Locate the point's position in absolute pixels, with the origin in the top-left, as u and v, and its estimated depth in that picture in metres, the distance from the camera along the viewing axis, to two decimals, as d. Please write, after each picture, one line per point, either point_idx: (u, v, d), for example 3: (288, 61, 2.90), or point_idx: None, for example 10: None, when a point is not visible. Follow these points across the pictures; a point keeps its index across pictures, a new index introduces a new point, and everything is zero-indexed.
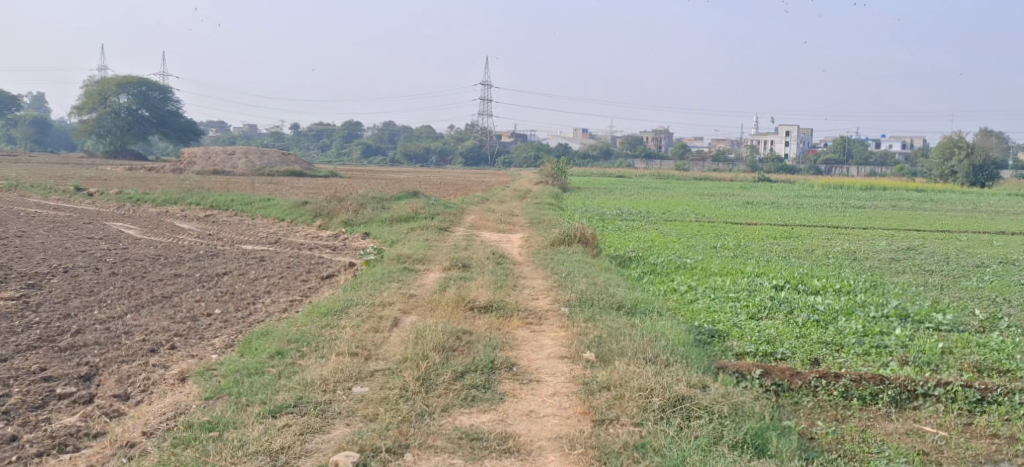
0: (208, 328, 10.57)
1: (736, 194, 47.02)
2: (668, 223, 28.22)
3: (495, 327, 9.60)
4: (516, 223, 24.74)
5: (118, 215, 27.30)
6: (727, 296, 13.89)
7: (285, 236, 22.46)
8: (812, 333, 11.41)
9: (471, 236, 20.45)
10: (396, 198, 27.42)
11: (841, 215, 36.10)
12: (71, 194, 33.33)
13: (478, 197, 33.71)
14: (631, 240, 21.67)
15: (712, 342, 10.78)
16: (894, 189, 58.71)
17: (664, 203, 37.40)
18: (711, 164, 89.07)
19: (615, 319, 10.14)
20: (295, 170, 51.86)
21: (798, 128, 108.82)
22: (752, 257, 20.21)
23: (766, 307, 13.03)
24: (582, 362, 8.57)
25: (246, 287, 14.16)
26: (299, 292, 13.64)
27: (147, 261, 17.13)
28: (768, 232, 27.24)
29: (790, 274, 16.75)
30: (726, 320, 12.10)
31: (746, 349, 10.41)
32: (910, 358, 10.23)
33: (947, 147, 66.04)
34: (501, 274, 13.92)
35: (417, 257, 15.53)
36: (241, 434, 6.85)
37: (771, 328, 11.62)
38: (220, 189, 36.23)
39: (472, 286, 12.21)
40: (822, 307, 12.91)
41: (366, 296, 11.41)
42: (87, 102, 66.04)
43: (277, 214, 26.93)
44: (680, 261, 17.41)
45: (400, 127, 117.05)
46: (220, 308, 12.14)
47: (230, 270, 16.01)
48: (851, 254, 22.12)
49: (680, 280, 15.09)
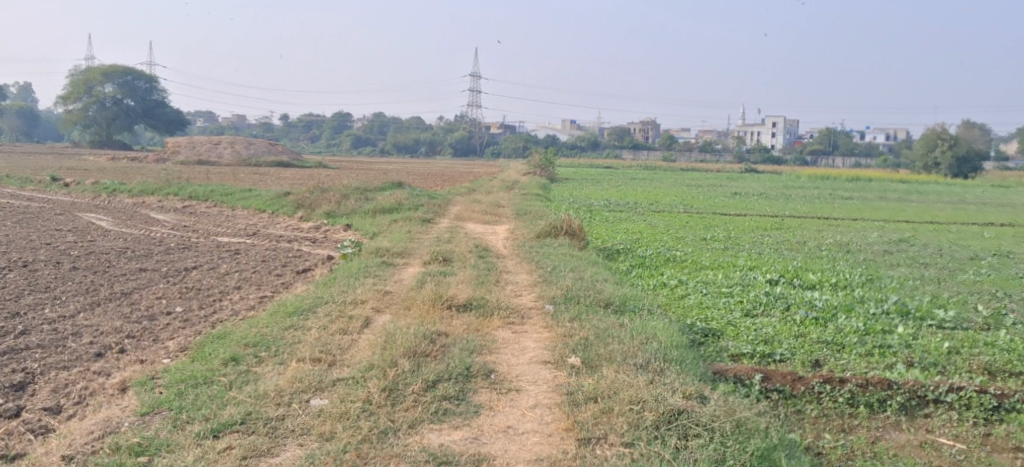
0: (165, 328, 9.87)
1: (724, 185, 46.31)
2: (656, 214, 27.57)
3: (474, 328, 8.88)
4: (501, 214, 24.02)
5: (93, 206, 26.51)
6: (720, 292, 13.21)
7: (264, 227, 21.74)
8: (811, 332, 10.75)
9: (455, 228, 19.76)
10: (379, 189, 26.67)
11: (830, 206, 35.56)
12: (48, 185, 32.50)
13: (464, 187, 33.03)
14: (618, 232, 20.99)
15: (706, 343, 10.10)
16: (881, 181, 58.33)
17: (651, 194, 36.82)
18: (699, 155, 88.51)
19: (603, 318, 9.43)
20: (281, 161, 51.02)
21: (785, 119, 108.26)
22: (744, 250, 19.55)
23: (761, 303, 12.39)
24: (566, 368, 7.86)
25: (214, 282, 13.47)
26: (269, 288, 12.93)
27: (113, 254, 16.40)
28: (757, 224, 26.61)
29: (784, 267, 16.08)
30: (720, 317, 11.45)
31: (743, 351, 9.75)
32: (916, 358, 9.56)
33: (931, 139, 65.58)
34: (483, 268, 13.20)
35: (396, 250, 14.80)
36: (175, 461, 6.16)
37: (768, 327, 10.95)
38: (202, 178, 35.41)
39: (451, 282, 11.49)
40: (820, 303, 12.25)
41: (337, 293, 10.68)
42: (72, 92, 64.83)
43: (258, 204, 26.17)
44: (669, 253, 16.73)
45: (387, 116, 116.00)
46: (181, 305, 11.44)
47: (200, 264, 15.30)
48: (844, 246, 21.51)
49: (670, 274, 14.43)
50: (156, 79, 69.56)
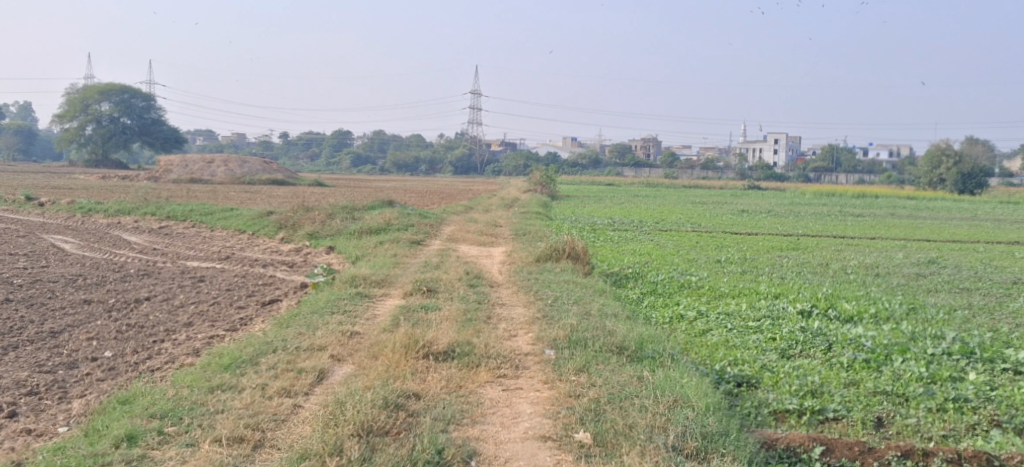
0: (80, 384, 8.08)
1: (730, 203, 44.68)
2: (663, 234, 25.84)
3: (454, 386, 7.13)
4: (498, 235, 22.21)
5: (64, 227, 24.76)
6: (747, 327, 11.40)
7: (240, 250, 19.96)
8: (864, 380, 8.94)
9: (446, 251, 18.08)
10: (368, 207, 24.85)
11: (845, 224, 33.83)
12: (22, 205, 30.66)
13: (460, 206, 31.22)
14: (624, 254, 19.29)
15: (742, 396, 8.33)
16: (887, 197, 56.65)
17: (656, 212, 35.17)
18: (700, 172, 86.96)
19: (618, 369, 7.62)
20: (274, 178, 49.39)
21: (786, 136, 107.04)
22: (764, 274, 17.78)
23: (798, 343, 10.59)
24: (571, 448, 6.11)
25: (163, 317, 11.63)
26: (224, 324, 11.10)
27: (60, 282, 14.60)
28: (771, 243, 24.87)
29: (814, 295, 14.25)
30: (754, 360, 9.68)
31: (788, 407, 7.96)
32: (1003, 419, 7.85)
33: (934, 155, 63.97)
34: (474, 302, 11.37)
35: (375, 278, 12.98)
36: None
37: (812, 374, 9.15)
38: (184, 198, 33.54)
39: (432, 320, 9.68)
40: (868, 342, 10.41)
41: (292, 336, 8.86)
42: (68, 111, 62.99)
43: (238, 224, 24.37)
44: (683, 278, 14.87)
45: (388, 136, 114.59)
46: (112, 349, 9.57)
47: (155, 294, 13.42)
48: (872, 268, 19.71)
49: (687, 304, 12.67)
50: (152, 96, 67.67)
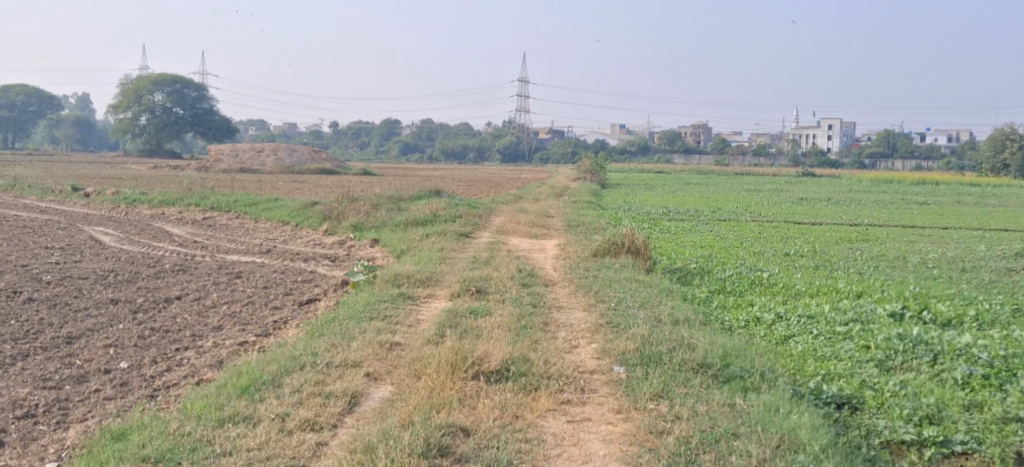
0: (84, 404, 7.10)
1: (786, 190, 43.01)
2: (722, 223, 24.44)
3: (508, 417, 6.17)
4: (550, 227, 21.06)
5: (107, 218, 24.11)
6: (834, 332, 10.04)
7: (281, 243, 19.06)
8: (989, 401, 7.60)
9: (495, 244, 17.01)
10: (415, 197, 23.82)
11: (912, 212, 32.02)
12: (67, 195, 30.15)
13: (509, 195, 30.00)
14: (684, 247, 18.01)
15: (845, 422, 7.14)
16: (950, 184, 54.23)
17: (710, 200, 33.74)
18: (753, 159, 84.71)
19: (703, 395, 6.55)
20: (322, 168, 48.72)
21: (842, 121, 104.04)
22: (839, 269, 16.34)
23: (898, 351, 9.21)
24: None
25: (192, 320, 10.65)
26: (256, 329, 10.13)
27: (88, 279, 13.75)
28: (838, 234, 23.34)
29: (901, 293, 12.81)
30: (852, 375, 8.35)
31: (903, 438, 6.82)
32: None
33: (998, 139, 61.28)
34: (529, 305, 10.26)
35: (420, 276, 11.91)
36: None
37: (924, 392, 7.81)
38: (229, 187, 32.86)
39: (482, 327, 8.61)
40: (982, 352, 8.98)
41: (325, 347, 7.83)
42: (123, 101, 63.20)
43: (282, 215, 23.51)
44: (753, 274, 13.52)
45: (436, 124, 113.84)
46: (129, 359, 8.60)
47: (187, 293, 12.47)
48: (954, 262, 18.16)
49: (763, 304, 11.37)
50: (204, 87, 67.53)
